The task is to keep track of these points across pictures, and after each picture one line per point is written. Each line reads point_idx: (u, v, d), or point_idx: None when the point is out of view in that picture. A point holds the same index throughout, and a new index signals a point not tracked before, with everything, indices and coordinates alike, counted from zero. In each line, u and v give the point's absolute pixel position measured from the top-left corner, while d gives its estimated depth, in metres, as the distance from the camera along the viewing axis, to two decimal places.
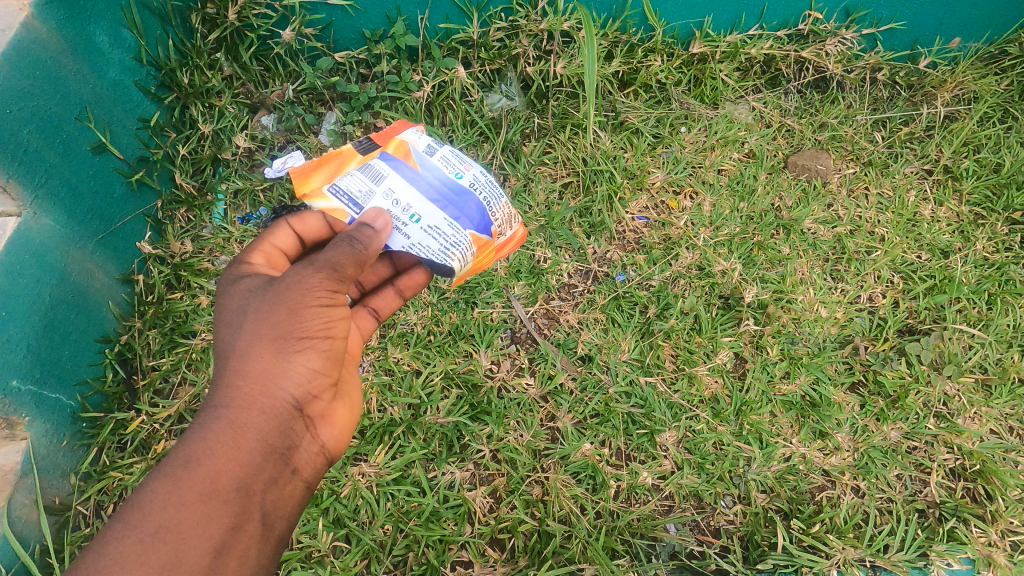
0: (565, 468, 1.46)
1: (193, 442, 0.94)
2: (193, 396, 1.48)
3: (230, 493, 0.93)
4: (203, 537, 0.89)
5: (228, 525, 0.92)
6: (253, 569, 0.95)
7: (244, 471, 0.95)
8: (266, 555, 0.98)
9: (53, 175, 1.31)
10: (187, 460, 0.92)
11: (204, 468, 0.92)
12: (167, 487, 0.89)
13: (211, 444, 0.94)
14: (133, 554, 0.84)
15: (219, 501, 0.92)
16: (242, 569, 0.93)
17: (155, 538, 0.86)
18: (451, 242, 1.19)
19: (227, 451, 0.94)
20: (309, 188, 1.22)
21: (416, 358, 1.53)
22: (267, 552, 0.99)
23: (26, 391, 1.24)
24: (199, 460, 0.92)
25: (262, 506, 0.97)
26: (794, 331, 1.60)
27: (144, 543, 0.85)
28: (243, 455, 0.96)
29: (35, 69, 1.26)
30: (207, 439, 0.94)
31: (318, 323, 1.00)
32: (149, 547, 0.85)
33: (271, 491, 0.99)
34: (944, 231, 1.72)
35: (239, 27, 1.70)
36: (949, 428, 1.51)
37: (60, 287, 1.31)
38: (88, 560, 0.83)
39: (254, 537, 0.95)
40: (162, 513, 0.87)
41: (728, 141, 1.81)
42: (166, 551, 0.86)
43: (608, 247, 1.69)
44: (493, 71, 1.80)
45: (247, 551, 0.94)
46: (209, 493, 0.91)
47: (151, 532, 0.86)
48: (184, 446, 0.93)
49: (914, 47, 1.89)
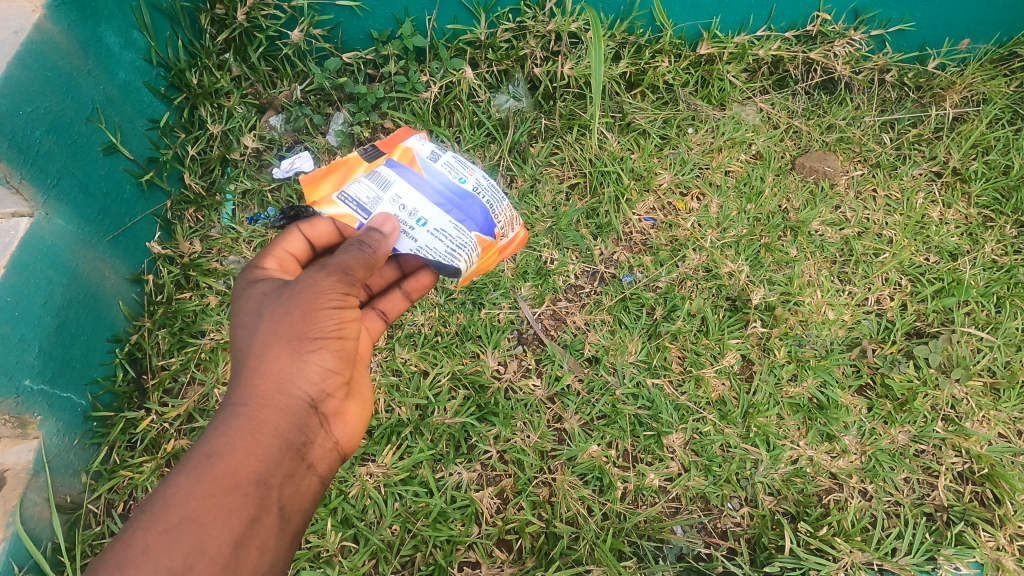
0: (572, 469, 1.46)
1: (212, 438, 0.95)
2: (202, 396, 1.49)
3: (248, 487, 0.94)
4: (225, 528, 0.89)
5: (248, 517, 0.92)
6: (271, 561, 0.95)
7: (262, 466, 0.96)
8: (284, 548, 0.98)
9: (65, 175, 1.32)
10: (208, 454, 0.93)
11: (224, 463, 0.93)
12: (190, 480, 0.90)
13: (230, 439, 0.95)
14: (158, 545, 0.84)
15: (239, 494, 0.92)
16: (261, 561, 0.94)
17: (180, 529, 0.86)
18: (457, 244, 1.19)
19: (245, 446, 0.95)
20: (319, 196, 1.22)
21: (423, 359, 1.53)
22: (285, 544, 0.99)
23: (39, 390, 1.25)
24: (220, 455, 0.93)
25: (279, 500, 0.97)
26: (801, 333, 1.59)
27: (170, 534, 0.85)
28: (260, 450, 0.96)
29: (48, 70, 1.27)
30: (226, 435, 0.95)
31: (331, 324, 1.02)
32: (175, 538, 0.85)
33: (288, 485, 0.99)
34: (953, 234, 1.72)
35: (247, 28, 1.71)
36: (958, 432, 1.50)
37: (71, 287, 1.32)
38: (114, 551, 0.83)
39: (272, 530, 0.95)
40: (185, 505, 0.88)
41: (736, 142, 1.80)
42: (189, 542, 0.86)
43: (615, 248, 1.69)
44: (501, 71, 1.80)
45: (265, 543, 0.94)
46: (229, 486, 0.92)
47: (175, 523, 0.86)
48: (204, 441, 0.94)
49: (923, 48, 1.88)
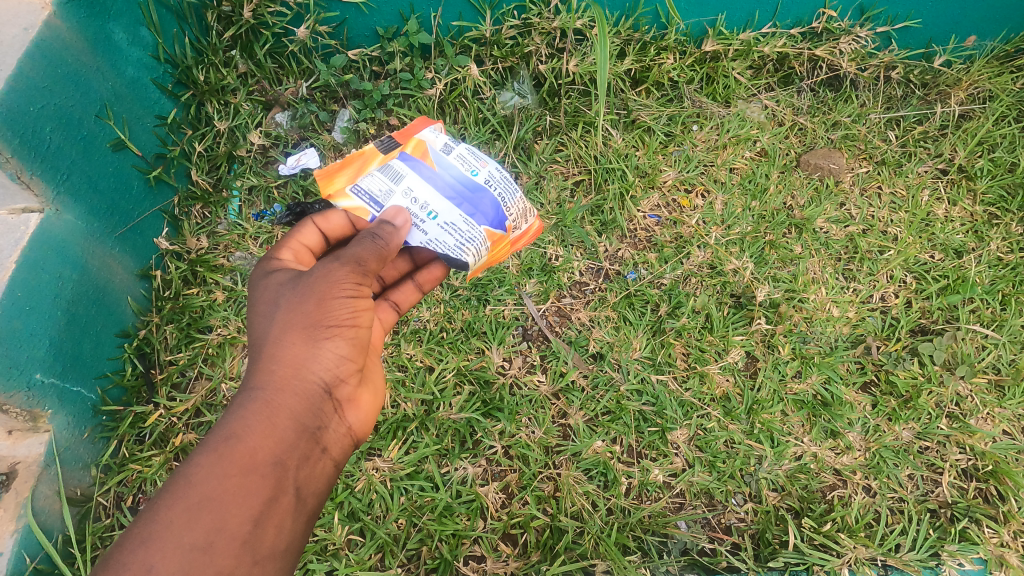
0: (576, 465, 1.47)
1: (232, 420, 0.95)
2: (210, 391, 1.51)
3: (266, 468, 0.94)
4: (244, 507, 0.89)
5: (266, 497, 0.92)
6: (288, 542, 0.95)
7: (280, 448, 0.96)
8: (301, 529, 0.98)
9: (75, 170, 1.33)
10: (227, 436, 0.93)
11: (243, 444, 0.93)
12: (210, 461, 0.90)
13: (249, 421, 0.95)
14: (181, 521, 0.85)
15: (257, 474, 0.92)
16: (279, 541, 0.93)
17: (201, 507, 0.87)
18: (466, 238, 1.21)
19: (263, 428, 0.96)
20: (334, 188, 1.26)
21: (428, 355, 1.54)
22: (302, 525, 0.98)
23: (49, 384, 1.27)
24: (239, 437, 0.94)
25: (296, 481, 0.97)
26: (806, 330, 1.60)
27: (191, 511, 0.86)
28: (277, 433, 0.96)
29: (57, 66, 1.28)
30: (245, 417, 0.95)
31: (345, 312, 1.02)
32: (196, 516, 0.86)
33: (304, 467, 0.99)
34: (958, 231, 1.71)
35: (254, 25, 1.72)
36: (962, 429, 1.50)
37: (81, 282, 1.33)
38: (140, 526, 0.84)
39: (289, 510, 0.95)
40: (206, 484, 0.88)
41: (740, 139, 1.81)
42: (211, 519, 0.87)
43: (619, 245, 1.69)
44: (506, 68, 1.81)
45: (283, 524, 0.94)
46: (248, 466, 0.92)
47: (197, 501, 0.87)
48: (224, 424, 0.95)
49: (928, 45, 1.89)
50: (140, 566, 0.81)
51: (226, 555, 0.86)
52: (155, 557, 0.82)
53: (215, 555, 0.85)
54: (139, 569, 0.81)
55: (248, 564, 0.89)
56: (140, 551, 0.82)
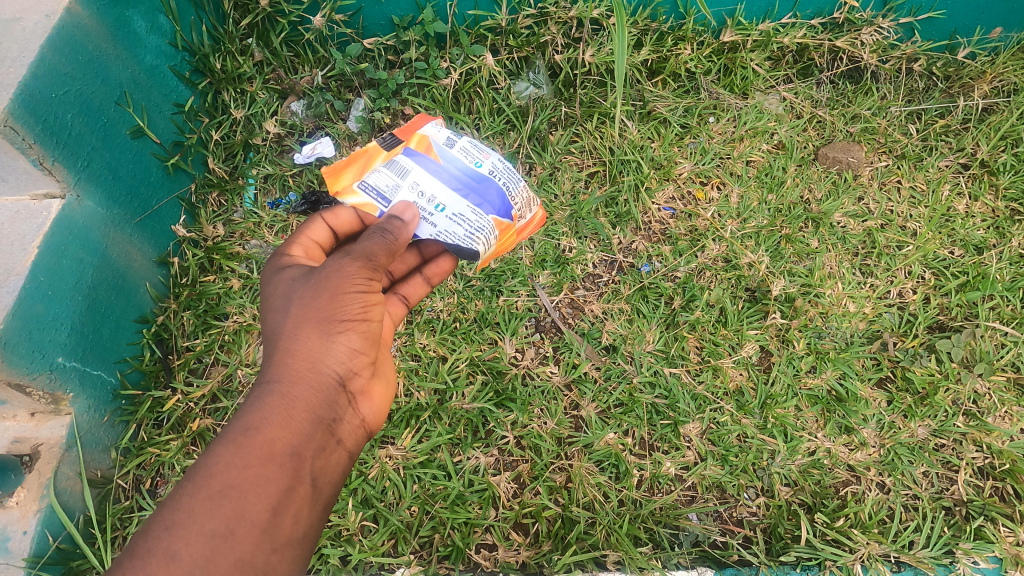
0: (588, 456, 1.47)
1: (250, 413, 0.96)
2: (226, 377, 1.53)
3: (284, 458, 0.95)
4: (263, 495, 0.91)
5: (284, 486, 0.93)
6: (305, 529, 0.97)
7: (296, 438, 0.97)
8: (317, 516, 0.99)
9: (95, 158, 1.34)
10: (245, 428, 0.95)
11: (261, 435, 0.94)
12: (230, 451, 0.91)
13: (267, 413, 0.97)
14: (203, 508, 0.86)
15: (275, 464, 0.93)
16: (297, 529, 0.95)
17: (223, 495, 0.88)
18: (475, 228, 1.22)
19: (281, 419, 0.97)
20: (340, 185, 1.25)
21: (441, 345, 1.55)
22: (317, 514, 0.99)
23: (71, 367, 1.28)
24: (257, 428, 0.95)
25: (312, 471, 0.98)
26: (821, 325, 1.59)
27: (212, 499, 0.87)
28: (294, 424, 0.98)
29: (79, 53, 1.28)
30: (264, 409, 0.97)
31: (357, 307, 1.03)
32: (217, 504, 0.87)
33: (320, 458, 1.00)
34: (978, 227, 1.68)
35: (270, 14, 1.73)
36: (979, 427, 1.48)
37: (102, 267, 1.35)
38: (163, 515, 0.85)
39: (306, 499, 0.96)
40: (227, 473, 0.90)
41: (758, 131, 1.79)
42: (231, 506, 0.88)
43: (633, 238, 1.69)
44: (521, 58, 1.80)
45: (301, 512, 0.95)
46: (266, 457, 0.93)
47: (218, 490, 0.88)
48: (243, 415, 0.96)
49: (952, 37, 1.86)
50: (164, 552, 0.82)
51: (247, 542, 0.87)
52: (178, 544, 0.83)
53: (236, 542, 0.87)
54: (163, 556, 0.82)
55: (266, 552, 0.90)
56: (164, 538, 0.83)
